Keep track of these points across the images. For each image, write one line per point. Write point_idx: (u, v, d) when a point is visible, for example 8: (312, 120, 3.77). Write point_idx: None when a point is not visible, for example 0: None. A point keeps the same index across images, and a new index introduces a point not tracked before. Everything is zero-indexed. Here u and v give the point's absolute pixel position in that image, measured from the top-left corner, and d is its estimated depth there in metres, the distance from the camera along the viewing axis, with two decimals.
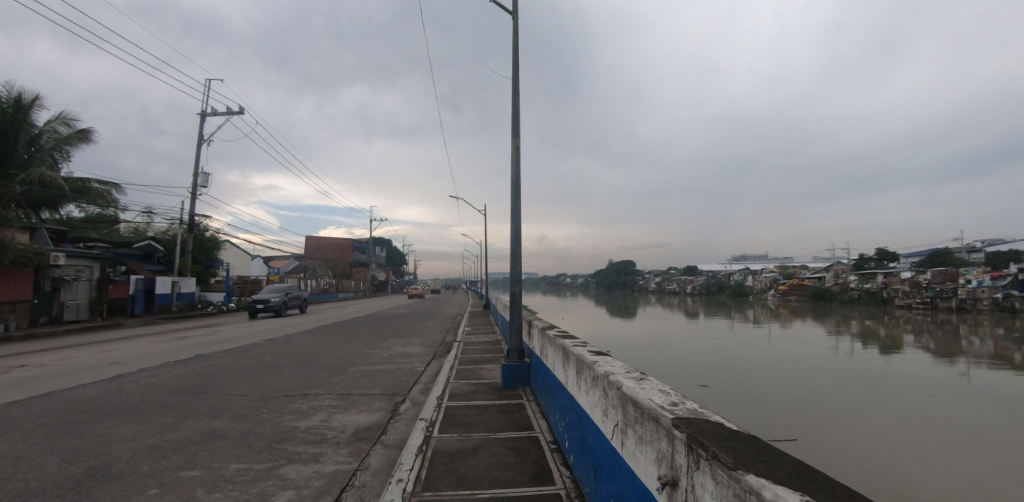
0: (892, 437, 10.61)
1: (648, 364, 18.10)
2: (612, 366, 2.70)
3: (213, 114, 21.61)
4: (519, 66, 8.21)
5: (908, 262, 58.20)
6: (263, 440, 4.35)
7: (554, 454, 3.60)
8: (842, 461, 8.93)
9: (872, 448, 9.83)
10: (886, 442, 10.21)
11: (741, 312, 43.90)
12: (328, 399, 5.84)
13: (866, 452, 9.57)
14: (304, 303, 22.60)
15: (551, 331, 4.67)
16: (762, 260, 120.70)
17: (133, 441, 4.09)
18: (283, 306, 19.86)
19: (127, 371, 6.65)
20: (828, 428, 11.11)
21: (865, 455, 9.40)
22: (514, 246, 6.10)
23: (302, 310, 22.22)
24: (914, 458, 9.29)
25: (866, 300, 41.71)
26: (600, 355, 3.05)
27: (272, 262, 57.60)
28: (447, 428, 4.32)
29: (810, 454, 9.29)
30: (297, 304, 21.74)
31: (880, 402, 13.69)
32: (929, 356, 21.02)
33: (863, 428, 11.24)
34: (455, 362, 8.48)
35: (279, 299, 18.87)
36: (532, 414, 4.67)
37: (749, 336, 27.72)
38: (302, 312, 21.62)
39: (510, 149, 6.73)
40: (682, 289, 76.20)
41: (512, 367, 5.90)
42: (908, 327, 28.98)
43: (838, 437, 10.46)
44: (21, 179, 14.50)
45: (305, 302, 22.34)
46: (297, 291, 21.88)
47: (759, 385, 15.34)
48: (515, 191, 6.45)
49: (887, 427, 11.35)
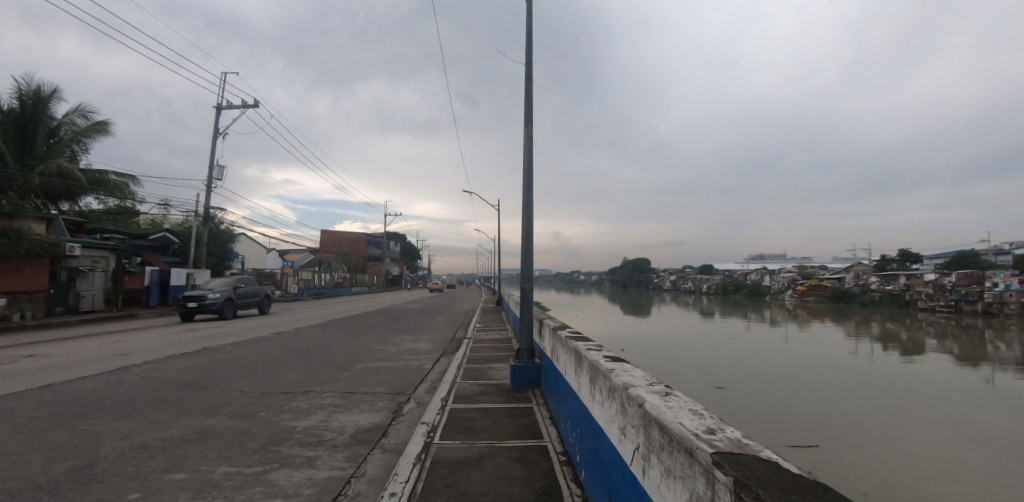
0: (912, 443, 10.07)
1: (661, 364, 17.65)
2: (630, 373, 2.36)
3: (229, 106, 21.71)
4: (531, 52, 7.84)
5: (932, 264, 55.77)
6: (257, 441, 4.12)
7: (564, 467, 3.27)
8: (855, 465, 8.52)
9: (889, 453, 9.34)
10: (905, 448, 9.69)
11: (758, 312, 42.72)
12: (329, 397, 5.60)
13: (884, 457, 9.08)
14: (267, 300, 17.53)
15: (563, 331, 4.33)
16: (782, 259, 117.83)
17: (122, 439, 3.91)
18: (229, 305, 14.90)
19: (131, 363, 6.57)
20: (846, 433, 10.52)
21: (882, 459, 8.93)
22: (525, 240, 5.74)
23: (264, 311, 17.22)
24: (938, 466, 8.67)
25: (888, 302, 40.07)
26: (617, 360, 2.70)
27: (287, 256, 58.64)
28: (449, 434, 4.01)
29: (829, 461, 8.72)
30: (254, 301, 16.58)
31: (903, 407, 13.05)
32: (952, 360, 19.94)
33: (884, 434, 10.61)
34: (464, 360, 8.22)
35: (221, 297, 14.00)
36: (541, 420, 4.34)
37: (766, 336, 26.87)
38: (260, 311, 16.55)
39: (523, 137, 6.38)
40: (697, 288, 74.86)
41: (521, 368, 5.59)
42: (931, 330, 27.68)
43: (858, 443, 9.85)
44: (40, 170, 14.76)
45: (266, 301, 17.24)
46: (256, 285, 16.71)
47: (776, 388, 14.72)
48: (527, 182, 6.09)
49: (909, 432, 10.77)
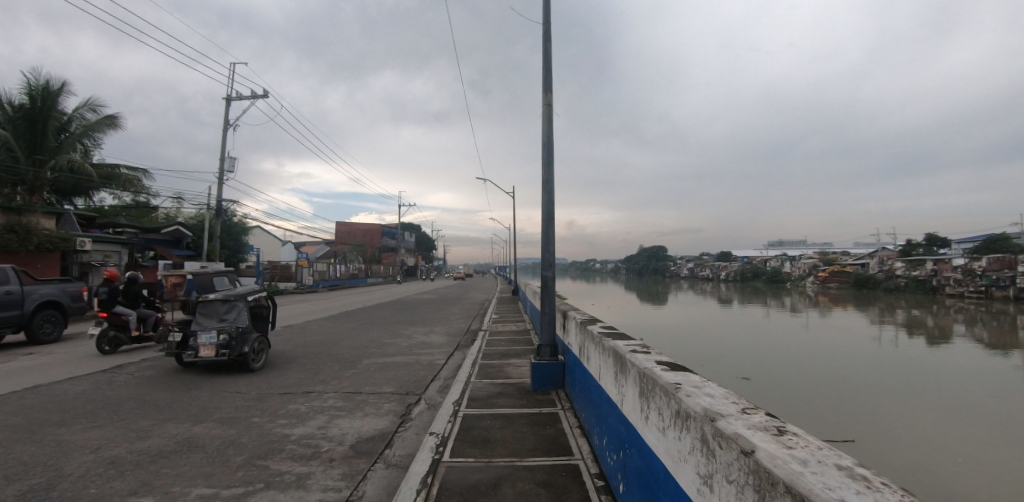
0: (951, 433, 9.23)
1: (680, 355, 16.72)
2: (707, 392, 1.67)
3: (239, 96, 21.17)
4: (546, 17, 7.05)
5: (960, 247, 52.55)
6: (243, 454, 3.62)
7: (602, 496, 2.61)
8: (891, 457, 7.76)
9: (925, 443, 8.55)
10: (942, 438, 8.89)
11: (778, 299, 41.21)
12: (332, 398, 5.10)
13: (920, 447, 8.32)
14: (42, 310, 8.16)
15: (596, 326, 3.65)
16: (804, 245, 113.53)
17: (93, 453, 3.48)
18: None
19: (126, 362, 6.27)
20: (878, 423, 9.72)
21: (918, 450, 8.17)
22: (546, 222, 5.04)
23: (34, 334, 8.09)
24: (978, 457, 7.93)
25: (913, 288, 37.89)
26: (680, 371, 1.98)
27: (303, 248, 59.38)
28: (462, 449, 3.39)
29: (864, 452, 7.95)
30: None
31: (938, 394, 12.16)
32: (981, 347, 18.64)
33: (917, 422, 9.84)
34: (480, 355, 7.65)
35: None
36: (569, 430, 3.71)
37: (786, 324, 25.81)
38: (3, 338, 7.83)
39: (541, 105, 5.63)
40: (715, 276, 72.97)
41: (542, 367, 4.95)
42: (960, 317, 25.94)
43: (892, 433, 9.05)
44: (52, 165, 14.74)
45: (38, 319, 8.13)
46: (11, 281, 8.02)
47: (804, 378, 13.71)
48: (547, 157, 5.36)
49: (944, 421, 9.92)
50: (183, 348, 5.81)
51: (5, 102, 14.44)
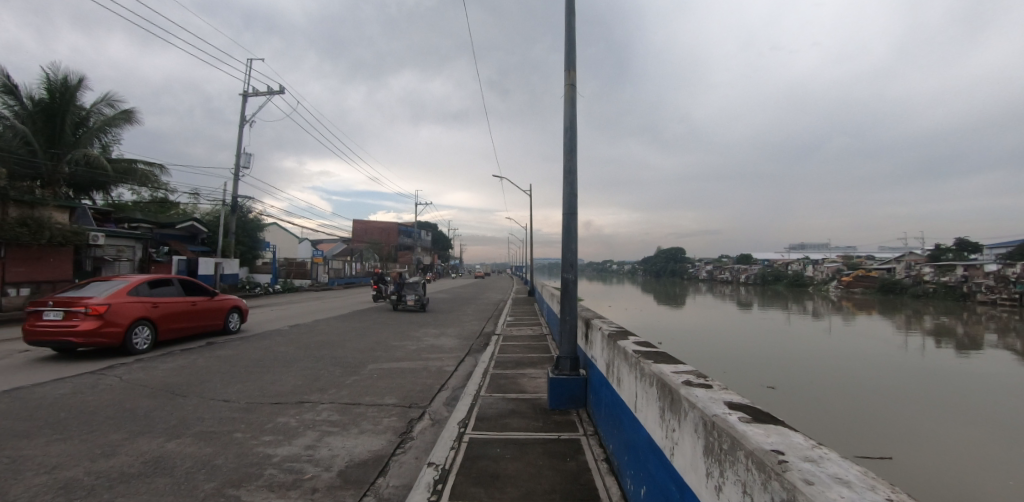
0: (1000, 447, 8.24)
1: (698, 360, 15.79)
2: (835, 477, 1.01)
3: (257, 92, 20.82)
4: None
5: (993, 251, 49.17)
6: (213, 481, 3.12)
7: None
8: (931, 469, 6.91)
9: (968, 456, 7.63)
10: (988, 451, 7.95)
11: (799, 303, 39.29)
12: (327, 411, 4.60)
13: (965, 460, 7.41)
14: None
15: (629, 343, 3.00)
16: (827, 249, 108.75)
17: (47, 473, 3.06)
18: None
19: (117, 363, 5.99)
20: (915, 433, 8.79)
21: (962, 463, 7.27)
22: (568, 218, 4.43)
23: None
24: None
25: (942, 295, 35.53)
26: (779, 429, 1.30)
27: (320, 246, 60.03)
28: (465, 488, 2.80)
29: (902, 464, 7.09)
30: None
31: (976, 403, 11.11)
32: (1016, 355, 17.23)
33: (955, 433, 8.89)
34: (493, 362, 7.08)
35: None
36: (594, 466, 3.07)
37: (807, 328, 24.59)
38: None
39: (564, 84, 5.01)
40: (734, 278, 70.68)
41: (561, 383, 4.33)
42: (992, 325, 24.11)
43: (929, 444, 8.16)
44: (69, 159, 14.98)
45: None
46: None
47: (833, 387, 12.65)
48: (569, 143, 4.74)
49: (988, 435, 8.91)
50: (399, 302, 14.70)
51: (24, 96, 14.71)
